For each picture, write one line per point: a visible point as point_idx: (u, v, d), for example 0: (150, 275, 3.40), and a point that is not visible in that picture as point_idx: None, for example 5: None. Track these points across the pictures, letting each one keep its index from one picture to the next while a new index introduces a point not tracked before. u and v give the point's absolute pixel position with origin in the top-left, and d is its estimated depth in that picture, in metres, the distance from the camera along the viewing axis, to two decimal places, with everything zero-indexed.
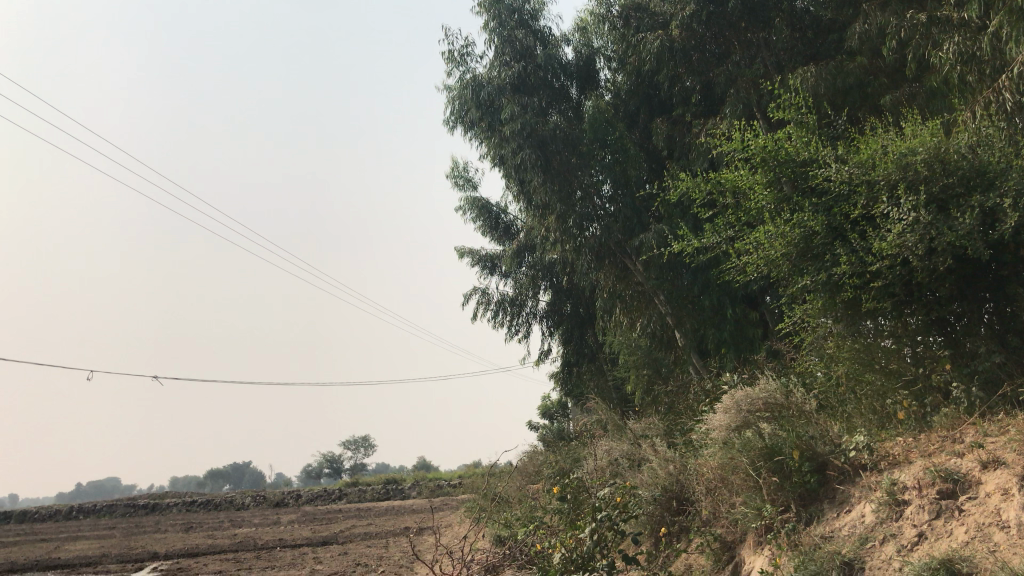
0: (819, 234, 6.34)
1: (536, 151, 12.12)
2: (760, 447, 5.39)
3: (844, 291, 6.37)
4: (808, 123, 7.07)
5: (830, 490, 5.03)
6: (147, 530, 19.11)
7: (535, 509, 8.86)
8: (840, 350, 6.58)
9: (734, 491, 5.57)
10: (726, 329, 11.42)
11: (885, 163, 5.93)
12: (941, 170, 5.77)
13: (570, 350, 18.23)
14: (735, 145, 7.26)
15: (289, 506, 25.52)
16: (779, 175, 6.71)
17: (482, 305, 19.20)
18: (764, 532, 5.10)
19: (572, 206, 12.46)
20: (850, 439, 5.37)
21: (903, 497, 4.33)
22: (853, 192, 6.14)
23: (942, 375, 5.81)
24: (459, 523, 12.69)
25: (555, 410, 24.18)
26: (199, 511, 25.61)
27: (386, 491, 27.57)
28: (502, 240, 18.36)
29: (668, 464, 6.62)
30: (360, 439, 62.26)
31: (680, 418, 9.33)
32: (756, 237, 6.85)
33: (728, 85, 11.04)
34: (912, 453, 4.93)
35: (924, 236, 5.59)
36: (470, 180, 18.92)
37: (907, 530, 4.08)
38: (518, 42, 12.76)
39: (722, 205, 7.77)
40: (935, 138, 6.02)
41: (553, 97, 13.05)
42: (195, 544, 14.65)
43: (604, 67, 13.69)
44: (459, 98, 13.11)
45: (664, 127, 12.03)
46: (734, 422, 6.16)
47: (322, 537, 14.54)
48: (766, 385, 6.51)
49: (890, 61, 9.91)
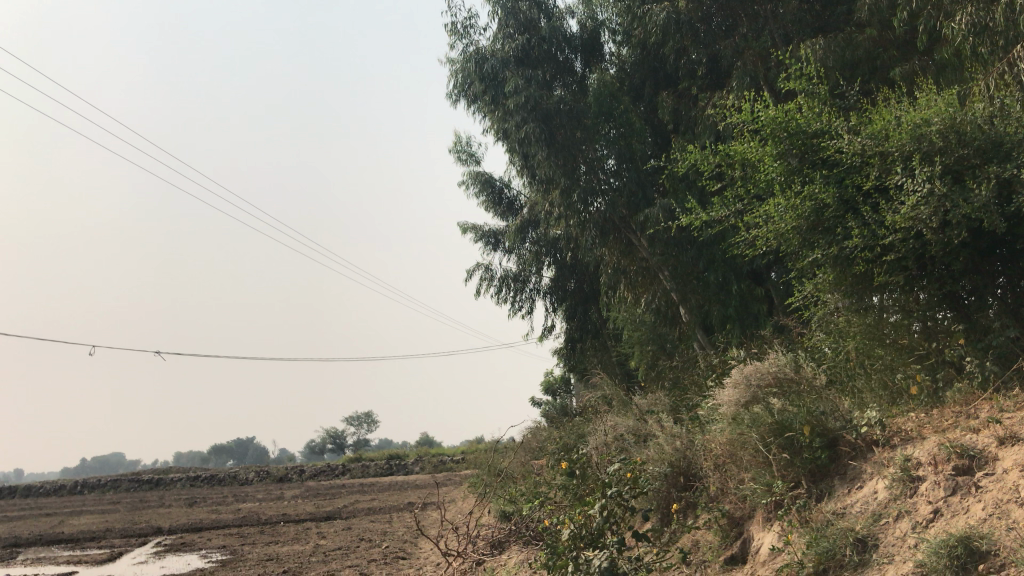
0: (831, 207, 6.22)
1: (540, 125, 11.98)
2: (770, 422, 5.31)
3: (855, 265, 6.26)
4: (819, 94, 6.92)
5: (842, 466, 4.96)
6: (151, 505, 19.15)
7: (540, 484, 8.83)
8: (852, 324, 6.49)
9: (743, 467, 5.51)
10: (732, 304, 11.33)
11: (899, 133, 5.79)
12: (957, 141, 5.62)
13: (574, 326, 18.17)
14: (745, 117, 7.12)
15: (293, 481, 25.63)
16: (789, 147, 6.58)
17: (486, 280, 19.10)
18: (774, 508, 5.05)
19: (576, 180, 12.28)
20: (862, 414, 5.29)
21: (917, 473, 4.26)
22: (866, 164, 6.01)
23: (956, 350, 5.72)
24: (464, 498, 12.69)
25: (559, 385, 24.21)
26: (203, 486, 25.72)
27: (389, 466, 27.67)
28: (506, 215, 18.23)
29: (675, 440, 6.56)
30: (363, 415, 62.49)
31: (686, 393, 9.27)
32: (766, 211, 6.74)
33: (735, 58, 10.86)
34: (925, 429, 4.85)
35: (938, 209, 5.46)
36: (473, 154, 18.76)
37: (922, 507, 4.01)
38: (521, 14, 12.61)
39: (731, 178, 7.65)
40: (950, 108, 5.87)
41: (557, 71, 12.87)
42: (199, 519, 14.68)
43: (609, 40, 13.49)
44: (462, 71, 12.95)
45: (670, 101, 11.86)
46: (743, 397, 6.08)
47: (325, 512, 14.56)
48: (776, 360, 6.42)
49: (900, 33, 9.73)
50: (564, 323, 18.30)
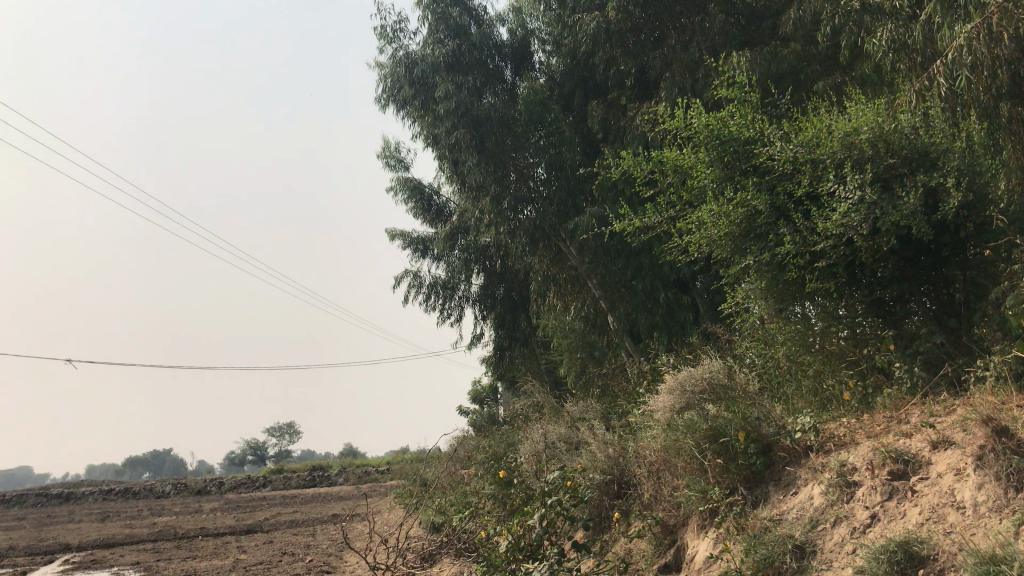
0: (763, 213, 6.25)
1: (470, 131, 11.86)
2: (705, 428, 5.26)
3: (787, 271, 6.28)
4: (751, 102, 6.95)
5: (776, 472, 4.94)
6: (59, 520, 18.25)
7: (470, 494, 8.65)
8: (784, 330, 6.51)
9: (676, 474, 5.45)
10: (660, 313, 11.37)
11: (829, 141, 5.85)
12: (886, 150, 5.68)
13: (503, 334, 18.07)
14: (678, 124, 7.11)
15: (212, 494, 24.84)
16: (720, 155, 6.60)
17: (413, 288, 18.83)
18: (709, 515, 4.99)
19: (506, 187, 12.23)
20: (795, 420, 5.29)
21: (853, 479, 4.24)
22: (797, 172, 6.05)
23: (886, 356, 5.77)
24: (390, 510, 12.41)
25: (487, 394, 24.13)
26: (116, 500, 24.69)
27: (312, 477, 27.07)
28: (435, 222, 18.03)
29: (608, 447, 6.47)
30: (285, 425, 61.10)
31: (616, 401, 9.23)
32: (699, 217, 6.73)
33: (664, 69, 10.93)
34: (857, 434, 4.87)
35: (868, 216, 5.51)
36: (401, 160, 18.51)
37: (858, 512, 3.99)
38: (452, 20, 12.44)
39: (663, 185, 7.64)
40: (879, 118, 5.95)
41: (487, 78, 12.68)
42: (110, 534, 14.02)
43: (539, 49, 13.47)
44: (391, 75, 12.73)
45: (599, 110, 11.86)
46: (678, 404, 6.05)
47: (246, 525, 14.06)
48: (709, 366, 6.40)
49: (823, 48, 9.91)
50: (493, 331, 18.18)
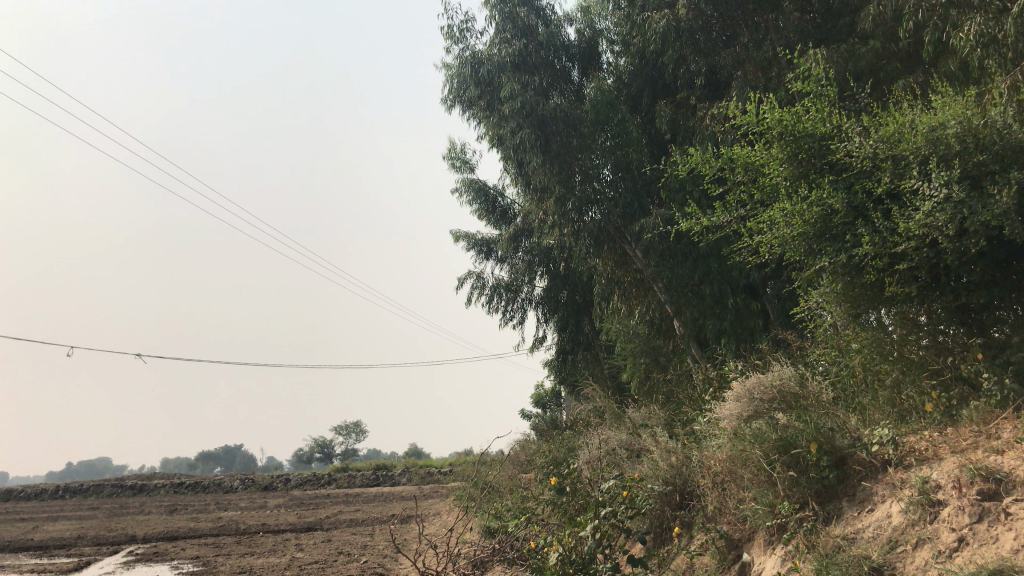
0: (839, 213, 5.91)
1: (535, 131, 11.66)
2: (774, 439, 4.96)
3: (865, 274, 5.91)
4: (828, 96, 6.59)
5: (851, 487, 4.63)
6: (129, 511, 18.67)
7: (527, 500, 8.45)
8: (860, 336, 6.14)
9: (742, 486, 5.16)
10: (727, 318, 11.02)
11: (913, 136, 5.48)
12: (976, 146, 5.29)
13: (566, 337, 17.84)
14: (750, 119, 6.79)
15: (277, 490, 25.18)
16: (794, 152, 6.28)
17: (476, 289, 18.73)
18: (777, 531, 4.69)
19: (571, 188, 11.98)
20: (872, 432, 4.96)
21: (938, 498, 3.91)
22: (877, 169, 5.71)
23: (974, 365, 5.34)
24: (448, 512, 12.30)
25: (550, 398, 23.92)
26: (186, 493, 25.25)
27: (375, 476, 27.23)
28: (499, 224, 17.91)
29: (670, 456, 6.21)
30: (351, 424, 61.80)
31: (681, 408, 8.92)
32: (770, 216, 6.42)
33: (735, 68, 10.58)
34: (941, 449, 4.53)
35: (955, 215, 5.14)
36: (467, 161, 18.43)
37: (944, 534, 3.67)
38: (520, 19, 12.25)
39: (733, 182, 7.30)
40: (968, 111, 5.55)
41: (554, 78, 12.49)
42: (175, 527, 14.23)
43: (607, 49, 13.22)
44: (457, 76, 12.63)
45: (668, 110, 11.56)
46: (745, 412, 5.74)
47: (306, 523, 14.10)
48: (780, 373, 6.08)
49: (904, 44, 9.43)
50: (556, 334, 17.96)
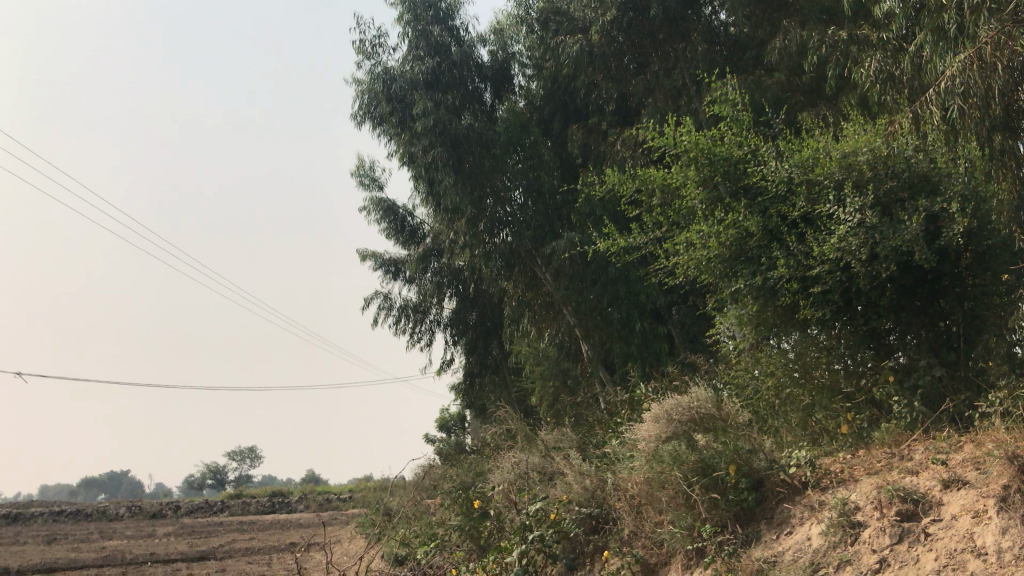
0: (755, 236, 5.96)
1: (448, 150, 11.48)
2: (693, 461, 4.91)
3: (780, 297, 5.96)
4: (743, 121, 6.70)
5: (768, 510, 4.61)
6: (3, 542, 17.37)
7: (435, 526, 8.19)
8: (771, 359, 6.20)
9: (660, 509, 5.06)
10: (634, 342, 11.05)
11: (827, 162, 5.58)
12: (887, 173, 5.41)
13: (473, 361, 17.66)
14: (666, 141, 6.82)
15: (166, 518, 23.99)
16: (711, 174, 6.31)
17: (383, 310, 18.37)
18: (695, 555, 4.62)
19: (483, 210, 11.84)
20: (788, 454, 4.97)
21: (858, 519, 3.90)
22: (791, 194, 5.79)
23: (885, 389, 5.42)
24: (351, 539, 11.87)
25: (454, 422, 23.74)
26: (68, 521, 23.77)
27: (272, 503, 26.28)
28: (408, 243, 17.66)
29: (585, 478, 6.09)
30: (246, 448, 59.71)
31: (593, 431, 8.85)
32: (687, 237, 6.43)
33: (646, 95, 10.69)
34: (855, 470, 4.57)
35: (867, 240, 5.22)
36: (375, 179, 18.15)
37: (865, 557, 3.65)
38: (433, 38, 12.10)
39: (648, 204, 7.30)
40: (878, 139, 5.68)
41: (467, 98, 12.37)
42: (54, 559, 13.28)
43: (519, 73, 13.25)
44: (369, 91, 12.26)
45: (579, 136, 11.71)
46: (663, 434, 5.68)
47: (198, 552, 13.39)
48: (697, 395, 6.07)
49: (807, 78, 9.66)
50: (463, 357, 17.74)
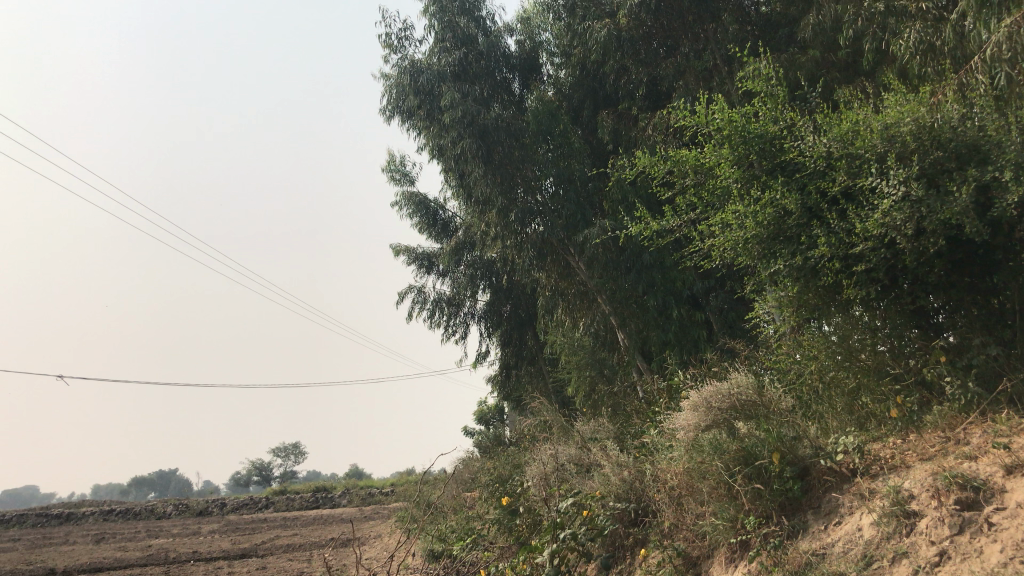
0: (793, 215, 5.72)
1: (477, 141, 11.29)
2: (735, 450, 4.71)
3: (822, 277, 5.72)
4: (778, 96, 6.45)
5: (816, 499, 4.39)
6: (52, 541, 17.61)
7: (472, 520, 8.08)
8: (814, 343, 5.96)
9: (701, 501, 4.86)
10: (671, 330, 10.82)
11: (868, 135, 5.33)
12: (932, 143, 5.12)
13: (509, 352, 17.59)
14: (698, 120, 6.59)
15: (211, 515, 24.24)
16: (746, 153, 6.08)
17: (417, 304, 18.30)
18: (739, 548, 4.42)
19: (513, 200, 11.66)
20: (835, 440, 4.75)
21: (913, 508, 3.68)
22: (830, 169, 5.55)
23: (936, 369, 5.14)
24: (390, 534, 11.83)
25: (492, 414, 23.66)
26: (116, 520, 24.11)
27: (314, 498, 26.42)
28: (440, 237, 17.55)
29: (623, 470, 5.91)
30: (290, 445, 60.28)
31: (630, 421, 8.66)
32: (723, 218, 6.20)
33: (676, 78, 10.42)
34: (908, 456, 4.34)
35: (913, 215, 4.96)
36: (406, 174, 18.06)
37: (923, 549, 3.43)
38: (460, 28, 11.90)
39: (681, 186, 7.06)
40: (921, 108, 5.40)
41: (495, 88, 12.17)
42: (100, 558, 13.38)
43: (547, 61, 12.97)
44: (396, 85, 12.11)
45: (609, 121, 11.34)
46: (702, 422, 5.47)
47: (240, 549, 13.45)
48: (737, 380, 5.87)
49: (842, 54, 9.28)
50: (499, 348, 17.65)
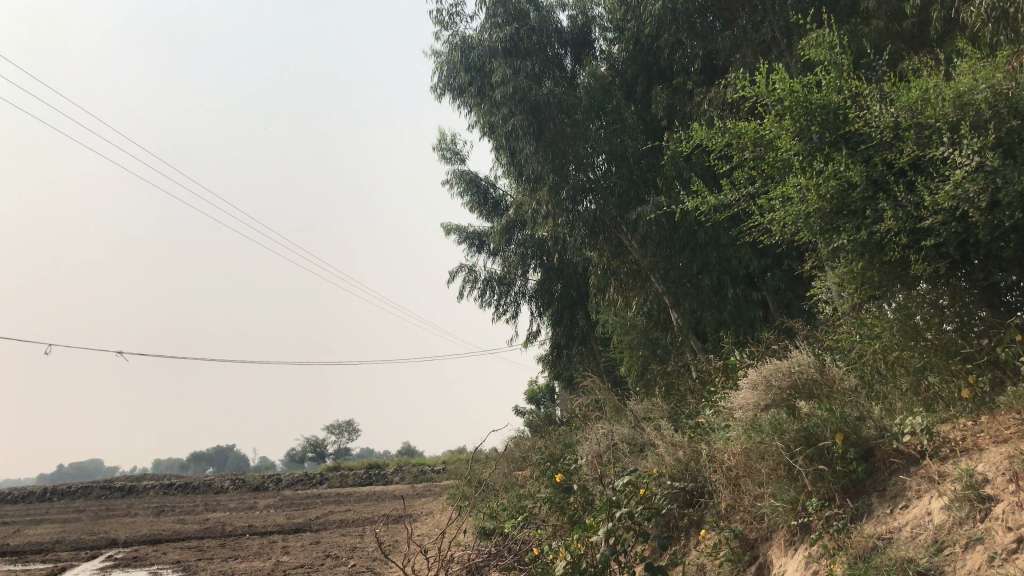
0: (858, 187, 5.50)
1: (528, 117, 11.16)
2: (796, 431, 4.56)
3: (889, 252, 5.49)
4: (842, 65, 6.19)
5: (880, 481, 4.22)
6: (115, 514, 18.08)
7: (523, 499, 8.04)
8: (878, 322, 5.74)
9: (759, 482, 4.72)
10: (726, 310, 10.58)
11: (939, 103, 5.09)
12: (1009, 111, 4.84)
13: (560, 332, 17.53)
14: (758, 90, 6.37)
15: (268, 491, 24.69)
16: (807, 124, 5.87)
17: (468, 283, 18.29)
18: (799, 531, 4.27)
19: (565, 177, 11.50)
20: (901, 421, 4.56)
21: (987, 493, 3.50)
22: (898, 139, 5.33)
23: (1011, 347, 4.87)
24: (442, 511, 11.86)
25: (543, 394, 23.63)
26: (176, 494, 24.72)
27: (368, 475, 26.74)
28: (491, 216, 17.48)
29: (678, 450, 5.79)
30: (344, 423, 61.25)
31: (685, 400, 8.50)
32: (783, 192, 6.01)
33: (732, 52, 10.12)
34: (980, 438, 4.14)
35: (987, 186, 4.73)
36: (457, 152, 18.00)
37: (999, 535, 3.26)
38: (511, 3, 11.73)
39: (739, 159, 6.86)
40: (998, 74, 5.11)
41: (547, 64, 11.99)
42: (160, 530, 13.69)
43: (600, 37, 12.76)
44: (447, 62, 12.03)
45: (663, 96, 11.11)
46: (762, 402, 5.32)
47: (295, 523, 13.62)
48: (797, 360, 5.70)
49: (908, 24, 8.91)
50: (550, 328, 17.57)
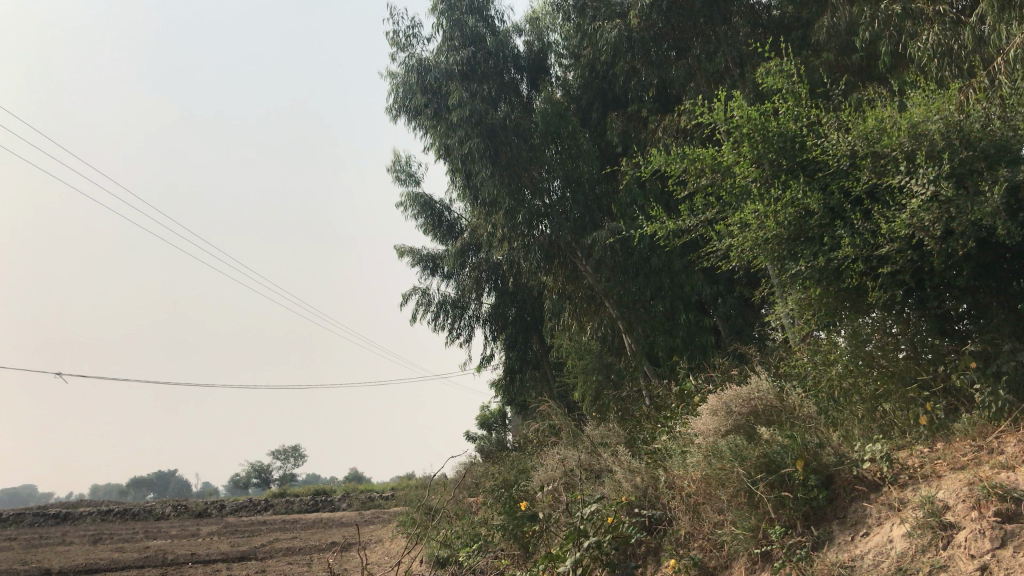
0: (816, 215, 5.54)
1: (484, 141, 11.08)
2: (757, 457, 4.52)
3: (846, 279, 5.53)
4: (798, 95, 6.27)
5: (841, 508, 4.21)
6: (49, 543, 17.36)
7: (477, 526, 7.89)
8: (835, 349, 5.78)
9: (720, 508, 4.67)
10: (679, 335, 10.62)
11: (894, 133, 5.16)
12: (961, 143, 4.93)
13: (514, 356, 17.44)
14: (715, 117, 6.41)
15: (211, 518, 24.02)
16: (764, 151, 5.91)
17: (422, 306, 18.13)
18: (761, 559, 4.23)
19: (521, 201, 11.45)
20: (860, 448, 4.57)
21: (950, 520, 3.50)
22: (855, 168, 5.39)
23: (965, 375, 4.92)
24: (392, 539, 11.61)
25: (495, 419, 23.48)
26: (115, 522, 23.89)
27: (314, 502, 26.19)
28: (446, 238, 17.42)
29: (637, 476, 5.72)
30: (290, 448, 60.17)
31: (640, 426, 8.46)
32: (741, 218, 6.02)
33: (686, 80, 10.22)
34: (938, 465, 4.16)
35: (942, 215, 4.80)
36: (412, 175, 17.90)
37: (963, 563, 3.25)
38: (468, 27, 11.72)
39: (697, 186, 6.88)
40: (950, 107, 5.20)
41: (503, 88, 11.98)
42: (97, 560, 13.16)
43: (555, 63, 12.84)
44: (403, 83, 11.94)
45: (618, 122, 11.21)
46: (722, 428, 5.29)
47: (240, 552, 13.20)
48: (756, 386, 5.69)
49: (856, 57, 9.12)
50: (504, 352, 17.48)
